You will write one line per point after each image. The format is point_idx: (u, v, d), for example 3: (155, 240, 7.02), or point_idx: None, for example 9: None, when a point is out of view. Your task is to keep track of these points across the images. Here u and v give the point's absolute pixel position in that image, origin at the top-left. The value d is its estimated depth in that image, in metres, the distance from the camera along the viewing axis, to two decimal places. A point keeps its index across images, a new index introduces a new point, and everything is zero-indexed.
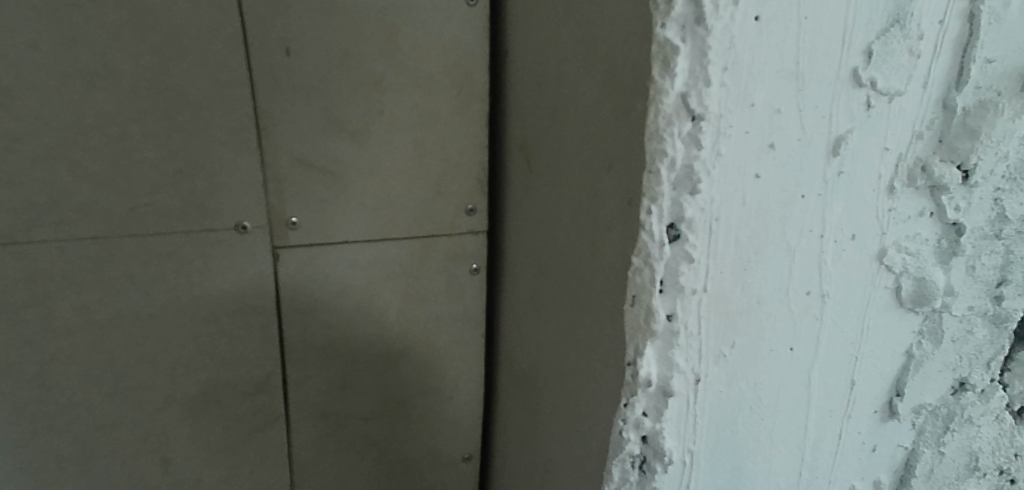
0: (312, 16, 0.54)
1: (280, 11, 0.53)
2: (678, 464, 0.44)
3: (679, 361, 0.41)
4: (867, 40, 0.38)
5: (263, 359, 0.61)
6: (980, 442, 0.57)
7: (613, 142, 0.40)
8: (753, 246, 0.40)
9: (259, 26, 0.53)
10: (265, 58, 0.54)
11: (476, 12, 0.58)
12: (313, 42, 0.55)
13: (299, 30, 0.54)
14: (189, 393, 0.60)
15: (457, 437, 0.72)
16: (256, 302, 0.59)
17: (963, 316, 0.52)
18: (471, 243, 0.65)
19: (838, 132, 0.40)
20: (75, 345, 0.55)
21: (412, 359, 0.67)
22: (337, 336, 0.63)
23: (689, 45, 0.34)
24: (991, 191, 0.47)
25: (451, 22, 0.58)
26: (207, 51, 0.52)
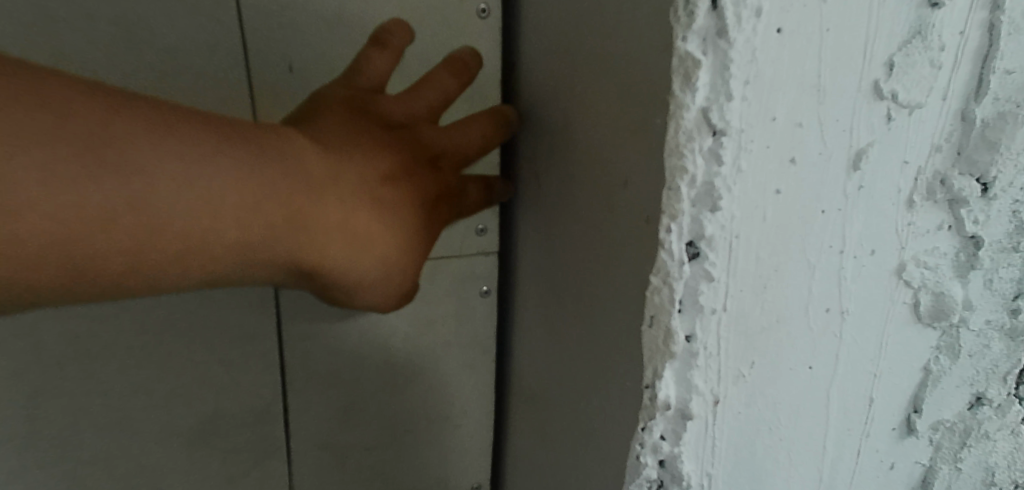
0: (316, 30, 0.52)
1: (281, 25, 0.51)
2: (696, 488, 0.43)
3: (698, 383, 0.39)
4: (889, 51, 0.37)
5: (263, 388, 0.60)
6: (996, 456, 0.58)
7: (634, 159, 0.38)
8: (772, 263, 0.39)
9: (261, 40, 0.51)
10: (268, 76, 0.52)
11: (487, 23, 0.56)
12: (314, 57, 0.53)
13: (303, 45, 0.52)
14: (186, 424, 0.59)
15: (466, 464, 0.71)
16: (258, 329, 0.58)
17: (981, 331, 0.51)
18: (481, 264, 0.63)
19: (859, 145, 0.39)
20: (66, 376, 0.53)
21: (418, 383, 0.66)
22: (345, 360, 0.62)
23: (711, 59, 0.32)
24: (1009, 203, 0.46)
25: (461, 34, 0.55)
26: (206, 68, 0.51)
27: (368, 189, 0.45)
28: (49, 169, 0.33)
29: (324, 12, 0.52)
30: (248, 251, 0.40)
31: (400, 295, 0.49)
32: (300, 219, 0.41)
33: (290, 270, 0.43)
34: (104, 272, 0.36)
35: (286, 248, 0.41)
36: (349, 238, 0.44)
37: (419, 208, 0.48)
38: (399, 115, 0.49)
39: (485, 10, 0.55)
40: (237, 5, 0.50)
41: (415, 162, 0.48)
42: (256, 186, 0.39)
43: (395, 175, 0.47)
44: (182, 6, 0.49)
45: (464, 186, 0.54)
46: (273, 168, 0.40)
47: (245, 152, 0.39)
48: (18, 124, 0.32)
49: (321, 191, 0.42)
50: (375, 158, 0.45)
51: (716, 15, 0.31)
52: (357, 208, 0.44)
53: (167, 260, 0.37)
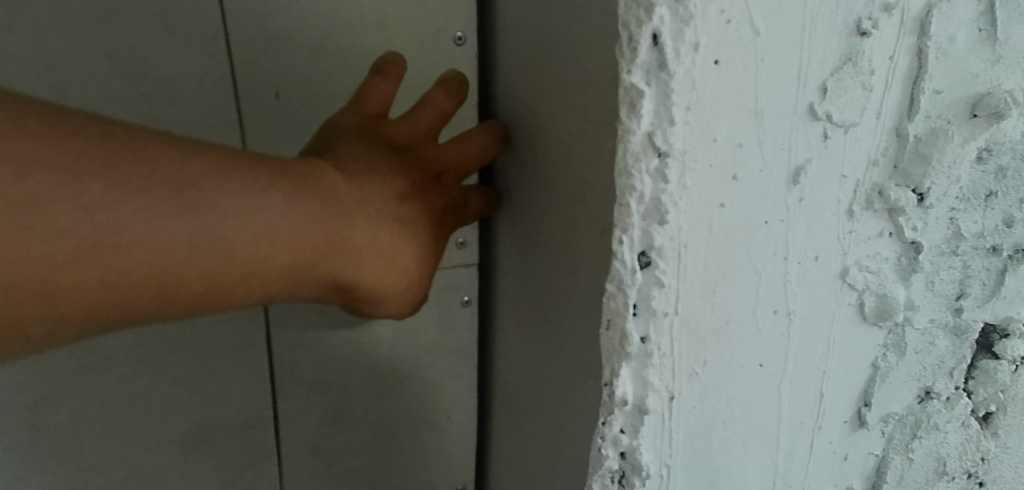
0: (303, 59, 0.56)
1: (270, 54, 0.55)
2: (655, 477, 0.47)
3: (653, 379, 0.43)
4: (822, 77, 0.41)
5: (255, 396, 0.64)
6: (947, 447, 0.63)
7: (592, 183, 0.42)
8: (719, 270, 0.42)
9: (250, 68, 0.54)
10: (257, 101, 0.56)
11: (464, 49, 0.59)
12: (300, 83, 0.56)
13: (289, 72, 0.56)
14: (182, 431, 0.62)
15: (450, 466, 0.74)
16: (249, 339, 0.61)
17: (924, 329, 0.55)
18: (461, 276, 0.66)
19: (798, 162, 0.42)
20: (67, 386, 0.57)
21: (404, 390, 0.69)
22: (333, 369, 0.65)
23: (653, 89, 0.36)
24: (946, 211, 0.50)
25: (439, 60, 0.59)
26: (199, 95, 0.54)
27: (391, 210, 0.48)
28: (122, 215, 0.36)
29: (309, 41, 0.55)
30: (292, 276, 0.43)
31: (415, 301, 0.53)
32: (335, 246, 0.44)
33: (324, 289, 0.46)
34: (166, 301, 0.39)
35: (323, 270, 0.45)
36: (376, 255, 0.47)
37: (432, 224, 0.52)
38: (405, 138, 0.52)
39: (462, 37, 0.59)
40: (226, 36, 0.53)
41: (424, 181, 0.52)
42: (301, 220, 0.42)
43: (412, 195, 0.50)
44: (175, 38, 0.52)
45: (468, 197, 0.57)
46: (312, 198, 0.43)
47: (289, 185, 0.42)
48: (92, 176, 0.35)
49: (353, 216, 0.45)
50: (394, 180, 0.49)
51: (656, 54, 0.35)
52: (382, 233, 0.47)
53: (223, 290, 0.40)
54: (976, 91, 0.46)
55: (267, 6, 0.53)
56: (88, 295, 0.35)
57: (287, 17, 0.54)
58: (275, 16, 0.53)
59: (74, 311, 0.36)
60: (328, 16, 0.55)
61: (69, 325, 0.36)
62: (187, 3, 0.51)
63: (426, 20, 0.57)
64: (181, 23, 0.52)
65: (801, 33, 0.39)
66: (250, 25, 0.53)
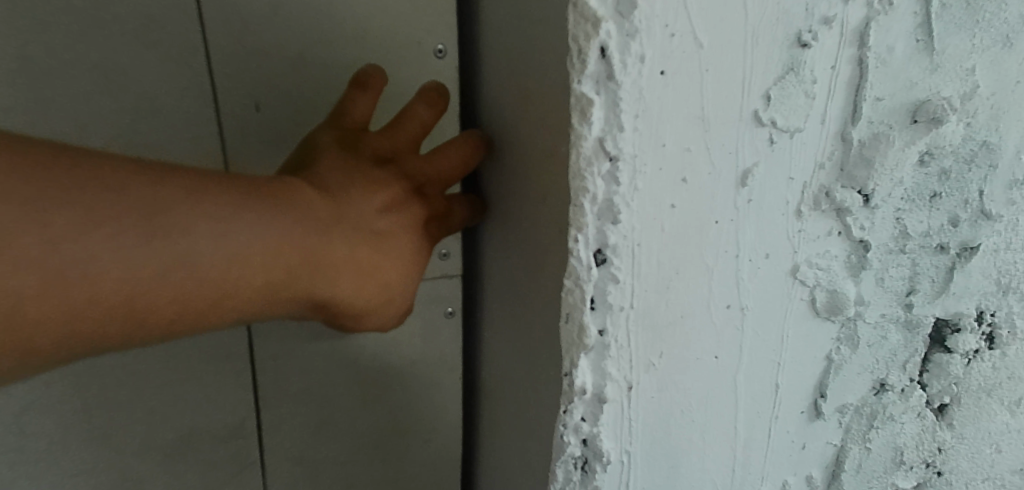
0: (281, 72, 0.58)
1: (249, 67, 0.57)
2: (617, 463, 0.49)
3: (611, 370, 0.46)
4: (766, 86, 0.43)
5: (237, 406, 0.66)
6: (905, 437, 0.66)
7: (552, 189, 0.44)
8: (673, 266, 0.45)
9: (229, 81, 0.57)
10: (236, 114, 0.58)
11: (445, 63, 0.61)
12: (278, 96, 0.59)
13: (269, 87, 0.58)
14: (165, 439, 0.65)
15: (435, 473, 0.77)
16: (231, 349, 0.64)
17: (877, 323, 0.58)
18: (445, 286, 0.68)
19: (745, 165, 0.45)
20: (51, 394, 0.60)
21: (386, 400, 0.71)
22: (316, 381, 0.68)
23: (603, 97, 0.38)
24: (892, 211, 0.53)
25: (420, 74, 0.61)
26: (181, 106, 0.57)
27: (366, 227, 0.50)
28: (96, 245, 0.37)
29: (286, 55, 0.58)
30: (267, 296, 0.45)
31: (396, 311, 0.55)
32: (311, 264, 0.46)
33: (303, 306, 0.48)
34: (143, 326, 0.40)
35: (299, 288, 0.47)
36: (350, 272, 0.49)
37: (410, 237, 0.54)
38: (386, 150, 0.54)
39: (442, 51, 0.61)
40: (205, 49, 0.56)
41: (406, 192, 0.54)
42: (274, 241, 0.44)
43: (388, 210, 0.52)
44: (156, 51, 0.55)
45: (452, 209, 0.59)
46: (284, 218, 0.45)
47: (261, 208, 0.44)
48: (65, 209, 0.37)
49: (327, 233, 0.47)
50: (370, 197, 0.51)
51: (602, 65, 0.38)
52: (358, 249, 0.49)
53: (199, 313, 0.42)
54: (916, 98, 0.49)
55: (245, 20, 0.56)
56: (64, 323, 0.37)
57: (265, 31, 0.56)
58: (253, 30, 0.56)
59: (53, 341, 0.37)
60: (308, 31, 0.57)
61: (49, 353, 0.38)
62: (165, 18, 0.54)
63: (405, 34, 0.59)
64: (161, 37, 0.55)
65: (744, 45, 0.41)
66: (229, 39, 0.56)
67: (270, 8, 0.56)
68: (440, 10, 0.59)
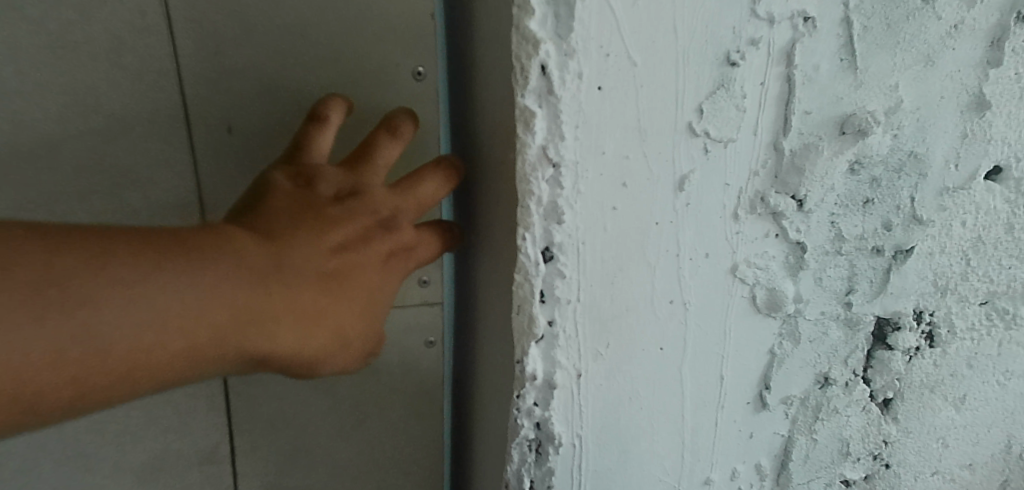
0: (255, 98, 0.60)
1: (223, 91, 0.60)
2: (569, 446, 0.54)
3: (561, 358, 0.50)
4: (698, 100, 0.48)
5: (212, 428, 0.71)
6: (850, 429, 0.70)
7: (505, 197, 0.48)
8: (616, 263, 0.50)
9: (203, 106, 0.60)
10: (212, 138, 0.61)
11: (425, 85, 0.62)
12: (252, 120, 0.61)
13: (241, 112, 0.61)
14: (137, 462, 0.70)
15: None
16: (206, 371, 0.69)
17: (817, 320, 0.63)
18: (426, 314, 0.72)
19: (682, 172, 0.50)
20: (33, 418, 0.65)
21: (362, 426, 0.75)
22: (292, 405, 0.72)
23: (545, 110, 0.43)
24: (827, 215, 0.58)
25: (400, 94, 0.62)
26: (154, 126, 0.60)
27: (309, 272, 0.49)
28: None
29: (259, 80, 0.60)
30: (194, 356, 0.44)
31: (356, 355, 0.54)
32: (242, 319, 0.46)
33: (243, 362, 0.48)
34: (53, 399, 0.40)
35: (230, 345, 0.46)
36: (292, 322, 0.48)
37: (366, 276, 0.53)
38: (345, 185, 0.54)
39: (423, 73, 0.62)
40: (179, 73, 0.59)
41: (366, 227, 0.53)
42: (190, 300, 0.44)
43: (337, 251, 0.51)
44: (131, 75, 0.58)
45: (418, 242, 0.57)
46: (202, 275, 0.44)
47: (176, 267, 0.44)
48: None
49: (259, 281, 0.47)
50: (315, 237, 0.50)
51: (541, 81, 0.43)
52: (296, 298, 0.48)
53: (115, 379, 0.42)
54: (843, 111, 0.54)
55: (219, 45, 0.58)
56: None
57: (239, 56, 0.59)
58: (225, 54, 0.58)
59: None
60: (283, 57, 0.59)
61: None
62: (139, 43, 0.57)
63: (383, 57, 0.61)
64: (135, 62, 0.58)
65: (675, 63, 0.46)
66: (205, 66, 0.59)
67: (244, 33, 0.58)
68: (414, 33, 0.60)
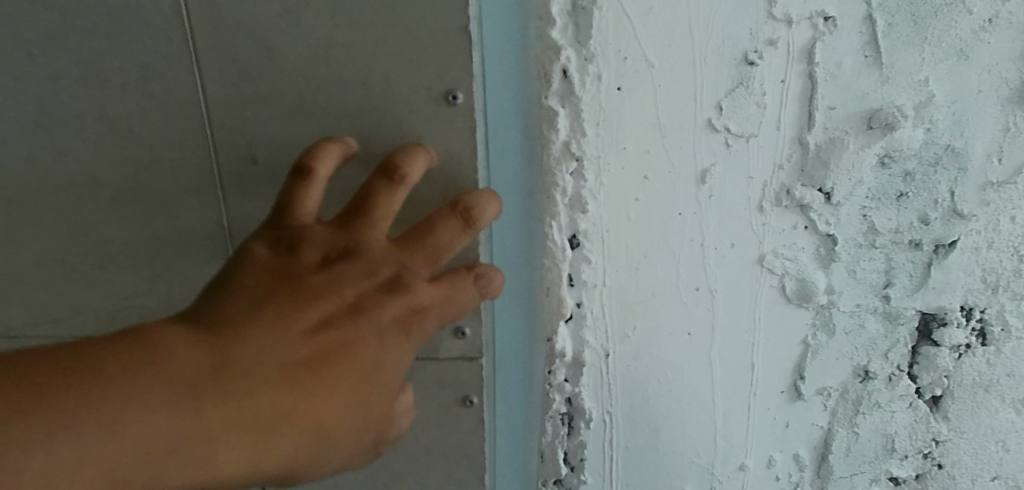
0: (283, 120, 0.51)
1: (249, 116, 0.51)
2: (598, 422, 0.59)
3: (589, 338, 0.56)
4: (716, 97, 0.51)
5: None
6: (895, 426, 0.70)
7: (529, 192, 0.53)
8: (640, 250, 0.54)
9: (228, 131, 0.52)
10: (235, 167, 0.53)
11: (457, 111, 0.49)
12: (275, 146, 0.52)
13: (267, 137, 0.52)
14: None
15: None
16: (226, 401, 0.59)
17: (852, 312, 0.64)
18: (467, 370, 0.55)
19: (703, 165, 0.53)
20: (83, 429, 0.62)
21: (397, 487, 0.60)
22: None
23: (567, 109, 0.50)
24: (858, 208, 0.59)
25: (425, 124, 0.50)
26: (178, 163, 0.53)
27: (269, 372, 0.39)
28: None
29: (285, 103, 0.50)
30: None
31: (363, 443, 0.43)
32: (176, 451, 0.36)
33: None
34: None
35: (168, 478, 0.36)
36: (245, 439, 0.38)
37: (355, 362, 0.42)
38: (326, 256, 0.45)
39: (456, 97, 0.49)
40: (205, 102, 0.51)
41: (354, 300, 0.43)
42: (99, 441, 0.35)
43: (311, 332, 0.41)
44: (151, 101, 0.51)
45: (431, 304, 0.46)
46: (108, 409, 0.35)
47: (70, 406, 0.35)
48: None
49: (180, 412, 0.36)
50: (276, 325, 0.40)
51: (563, 84, 0.50)
52: (249, 408, 0.38)
53: None
54: (870, 106, 0.56)
55: (244, 69, 0.50)
56: None
57: (262, 80, 0.50)
58: (250, 81, 0.50)
59: None
60: (311, 71, 0.50)
61: None
62: (168, 70, 0.50)
63: (409, 77, 0.49)
64: (163, 90, 0.51)
65: (692, 64, 0.50)
66: (229, 88, 0.50)
67: (266, 54, 0.49)
68: (453, 52, 0.48)
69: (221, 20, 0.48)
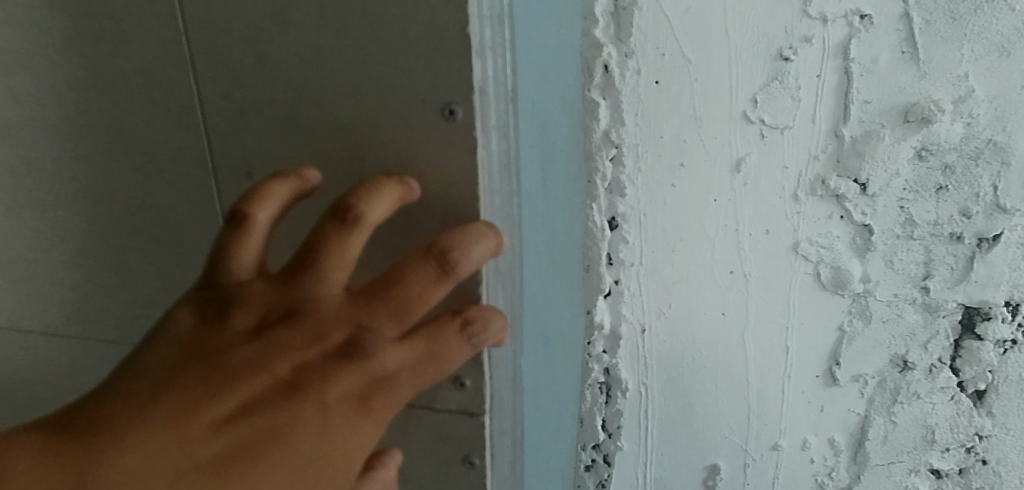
0: (274, 133, 0.51)
1: (240, 126, 0.51)
2: (635, 392, 0.64)
3: (627, 312, 0.61)
4: (751, 91, 0.55)
5: None
6: (936, 418, 0.69)
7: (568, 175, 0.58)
8: (676, 233, 0.58)
9: (223, 143, 0.53)
10: (232, 179, 0.54)
11: (457, 127, 0.47)
12: (269, 162, 0.52)
13: (260, 149, 0.51)
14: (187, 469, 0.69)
15: None
16: None
17: (890, 302, 0.64)
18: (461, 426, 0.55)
19: (738, 155, 0.57)
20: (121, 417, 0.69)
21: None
22: None
23: (608, 100, 0.55)
24: (895, 200, 0.60)
25: (424, 142, 0.48)
26: (180, 169, 0.55)
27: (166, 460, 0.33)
28: None
29: (275, 115, 0.50)
30: None
31: None
32: None
33: None
34: None
35: None
36: None
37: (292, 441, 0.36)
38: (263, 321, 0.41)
39: (454, 111, 0.46)
40: (199, 103, 0.52)
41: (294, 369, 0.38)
42: None
43: (219, 426, 0.35)
44: (154, 105, 0.53)
45: (403, 368, 0.41)
46: None
47: None
48: None
49: None
50: (175, 421, 0.35)
51: (604, 78, 0.54)
52: None
53: None
54: (906, 100, 0.56)
55: (236, 74, 0.50)
56: None
57: (253, 88, 0.50)
58: (242, 87, 0.50)
59: None
60: (299, 76, 0.49)
61: None
62: (163, 72, 0.52)
63: (403, 89, 0.47)
64: (161, 95, 0.53)
65: (728, 61, 0.54)
66: (222, 92, 0.51)
67: (255, 59, 0.49)
68: (455, 56, 0.45)
69: (214, 23, 0.49)
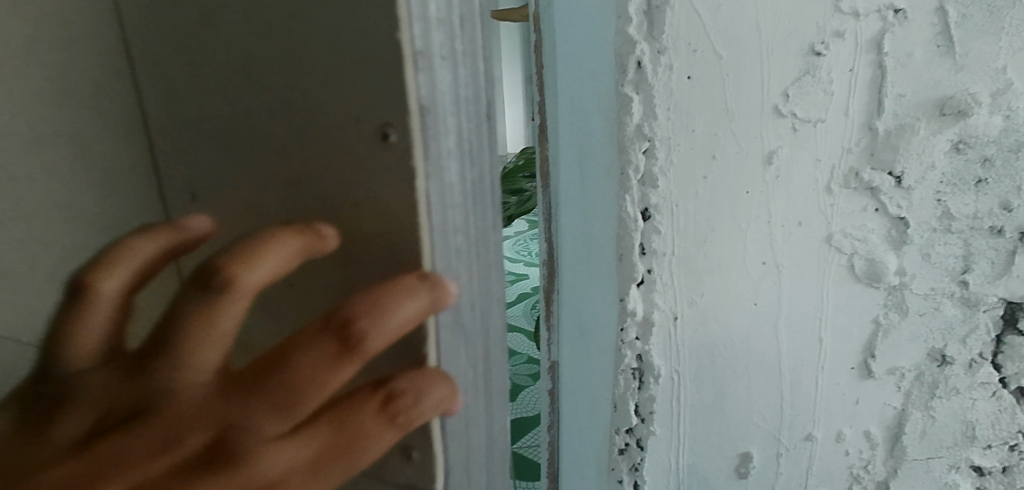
0: (173, 145, 0.40)
1: (133, 134, 0.41)
2: (667, 378, 0.66)
3: (659, 301, 0.63)
4: (783, 86, 0.56)
5: None
6: (976, 413, 0.66)
7: (602, 167, 0.61)
8: (708, 224, 0.60)
9: (105, 151, 0.40)
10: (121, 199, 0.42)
11: (395, 155, 0.31)
12: (176, 178, 0.40)
13: (168, 164, 0.40)
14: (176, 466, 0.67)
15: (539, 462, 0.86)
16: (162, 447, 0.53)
17: (927, 295, 0.63)
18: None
19: (770, 148, 0.58)
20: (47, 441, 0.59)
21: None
22: None
23: (641, 95, 0.57)
24: (932, 192, 0.59)
25: (352, 168, 0.33)
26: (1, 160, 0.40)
27: None
28: None
29: (176, 118, 0.39)
30: None
31: None
32: None
33: None
34: None
35: None
36: None
37: None
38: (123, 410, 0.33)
39: (389, 134, 0.31)
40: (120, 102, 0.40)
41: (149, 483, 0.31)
42: None
43: None
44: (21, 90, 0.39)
45: (300, 480, 0.31)
46: None
47: None
48: None
49: None
50: None
51: (637, 74, 0.56)
52: None
53: None
54: (942, 94, 0.56)
55: (133, 70, 0.39)
56: None
57: (156, 84, 0.38)
58: (144, 83, 0.39)
59: None
60: (198, 70, 0.36)
61: None
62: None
63: (328, 96, 0.32)
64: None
65: (759, 56, 0.55)
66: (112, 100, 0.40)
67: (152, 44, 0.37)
68: (382, 42, 0.30)
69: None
